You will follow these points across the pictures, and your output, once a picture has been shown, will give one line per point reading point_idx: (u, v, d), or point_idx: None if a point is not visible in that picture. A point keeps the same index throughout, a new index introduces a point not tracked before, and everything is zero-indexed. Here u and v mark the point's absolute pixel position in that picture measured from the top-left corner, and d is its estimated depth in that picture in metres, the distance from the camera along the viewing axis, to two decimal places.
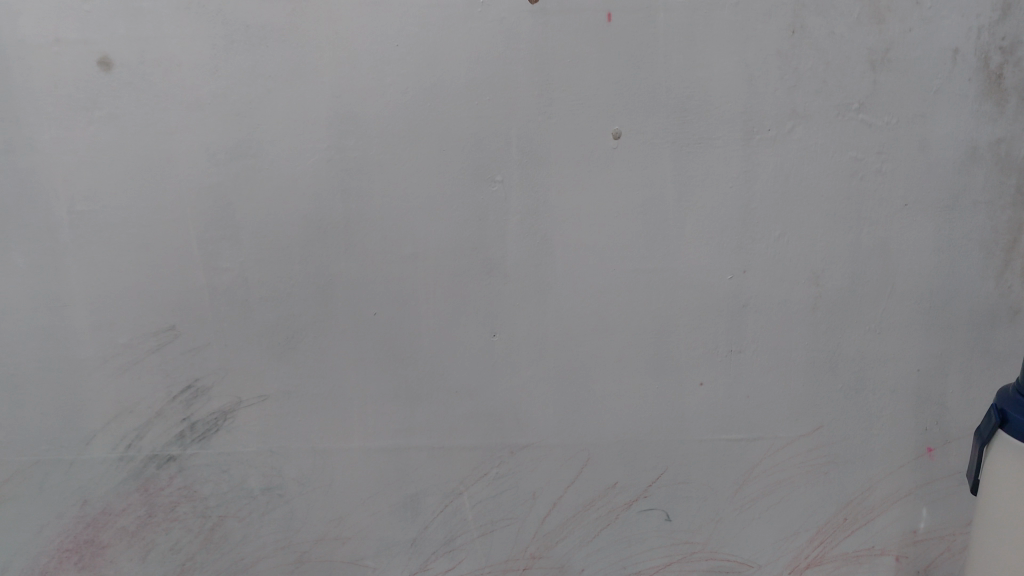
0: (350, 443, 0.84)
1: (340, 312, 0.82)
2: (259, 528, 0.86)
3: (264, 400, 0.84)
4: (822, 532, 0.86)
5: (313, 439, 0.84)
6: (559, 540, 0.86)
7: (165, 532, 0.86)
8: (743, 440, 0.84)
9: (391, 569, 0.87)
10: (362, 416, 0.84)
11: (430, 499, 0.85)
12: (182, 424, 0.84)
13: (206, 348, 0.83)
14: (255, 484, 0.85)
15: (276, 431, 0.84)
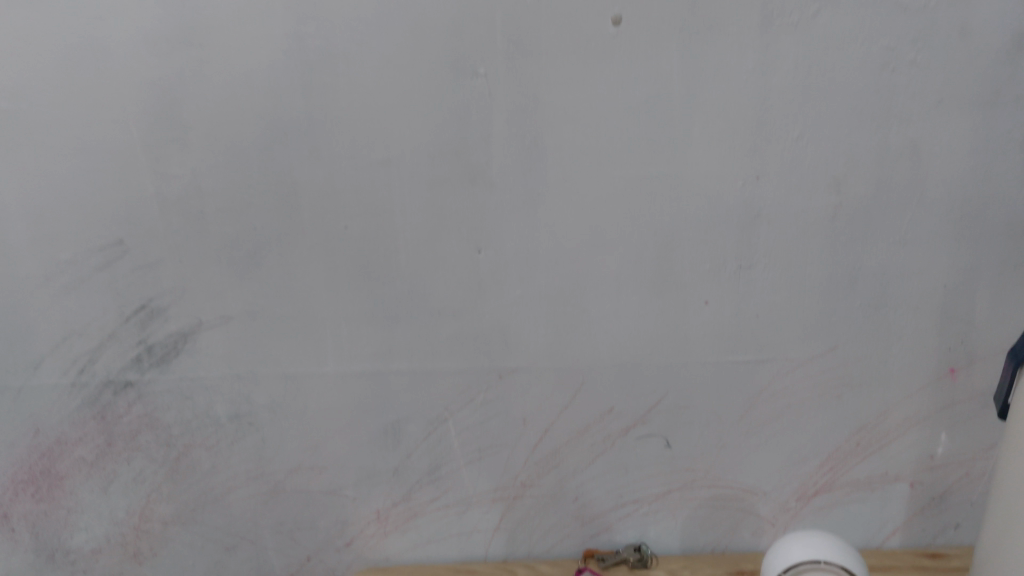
0: (300, 381, 0.72)
1: (287, 229, 0.68)
2: (187, 485, 0.74)
3: (179, 341, 0.70)
4: (832, 458, 0.79)
5: (256, 377, 0.71)
6: (552, 469, 0.78)
7: (73, 498, 0.74)
8: (751, 362, 0.75)
9: (372, 500, 0.76)
10: (320, 347, 0.71)
11: (412, 427, 0.74)
12: (79, 373, 0.71)
13: (101, 281, 0.69)
14: (175, 437, 0.73)
15: (196, 375, 0.71)
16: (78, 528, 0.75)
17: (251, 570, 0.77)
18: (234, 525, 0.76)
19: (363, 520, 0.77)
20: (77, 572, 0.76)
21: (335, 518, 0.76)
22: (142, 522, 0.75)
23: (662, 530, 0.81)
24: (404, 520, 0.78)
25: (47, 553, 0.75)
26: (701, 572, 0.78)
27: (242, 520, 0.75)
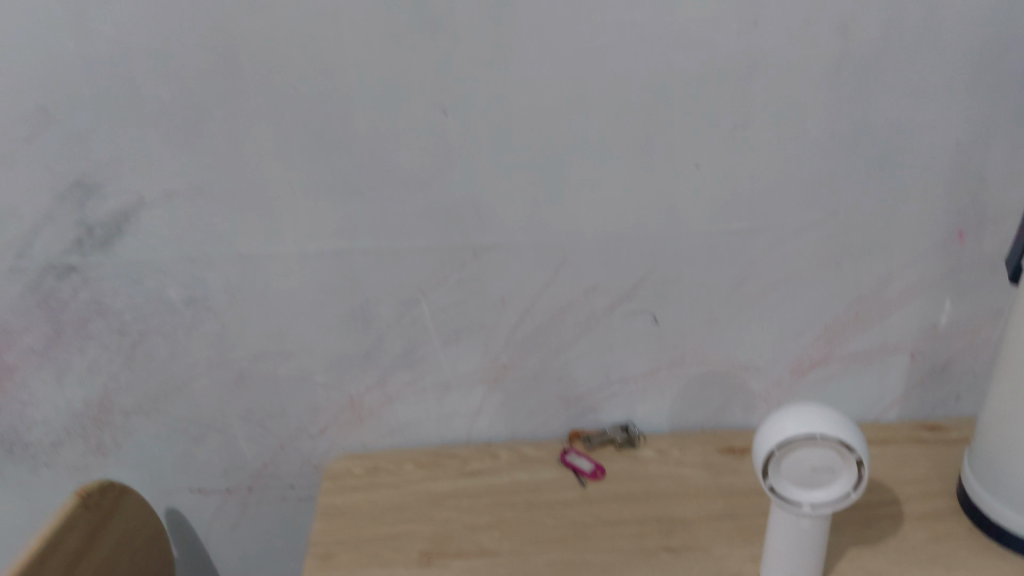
0: (258, 261, 0.67)
1: (223, 95, 0.60)
2: (147, 374, 0.70)
3: (122, 221, 0.64)
4: (829, 331, 0.74)
5: (209, 258, 0.66)
6: (535, 349, 0.73)
7: (25, 393, 0.69)
8: (745, 232, 0.69)
9: (344, 386, 0.72)
10: (275, 224, 0.65)
11: (381, 309, 0.70)
12: (15, 261, 0.65)
13: (23, 162, 0.61)
14: (129, 324, 0.68)
15: (145, 258, 0.66)
16: (34, 422, 0.71)
17: (222, 460, 0.74)
18: (200, 414, 0.72)
19: (335, 407, 0.73)
20: (40, 466, 0.73)
21: (306, 405, 0.73)
22: (102, 414, 0.71)
23: (650, 408, 0.78)
24: (379, 406, 0.74)
25: (6, 447, 0.72)
26: (691, 451, 0.76)
27: (208, 410, 0.72)
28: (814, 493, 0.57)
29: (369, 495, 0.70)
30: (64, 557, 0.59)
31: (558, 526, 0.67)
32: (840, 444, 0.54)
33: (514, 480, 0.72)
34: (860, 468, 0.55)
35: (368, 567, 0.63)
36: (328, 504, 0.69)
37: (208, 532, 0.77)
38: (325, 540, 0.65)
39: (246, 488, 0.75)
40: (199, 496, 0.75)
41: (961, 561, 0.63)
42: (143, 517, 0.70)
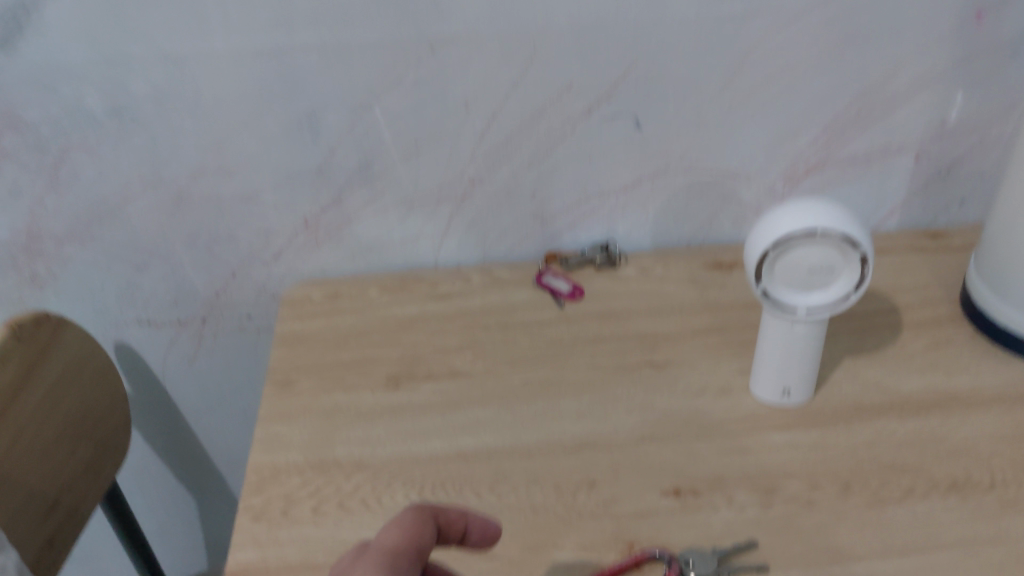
0: (184, 61, 0.58)
1: None
2: (75, 195, 0.63)
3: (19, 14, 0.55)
4: (828, 131, 0.68)
5: (127, 58, 0.58)
6: (506, 160, 0.66)
7: None
8: (740, 16, 0.61)
9: (297, 206, 0.66)
10: (199, 15, 0.56)
11: (331, 116, 0.62)
12: None
13: None
14: (46, 139, 0.60)
15: (53, 59, 0.57)
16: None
17: (171, 290, 0.69)
18: (141, 240, 0.66)
19: (289, 230, 0.67)
20: None
21: (256, 228, 0.66)
22: (32, 242, 0.65)
23: (631, 224, 0.71)
24: (336, 228, 0.68)
25: None
26: (675, 267, 0.70)
27: (149, 235, 0.65)
28: (811, 296, 0.52)
29: (332, 320, 0.64)
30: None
31: (534, 347, 0.63)
32: (842, 240, 0.48)
33: (485, 303, 0.66)
34: (863, 266, 0.50)
35: (332, 393, 0.59)
36: (285, 331, 0.64)
37: (164, 367, 0.72)
38: (284, 367, 0.61)
39: (200, 319, 0.70)
40: (150, 328, 0.70)
41: (960, 366, 0.59)
42: (86, 351, 0.64)
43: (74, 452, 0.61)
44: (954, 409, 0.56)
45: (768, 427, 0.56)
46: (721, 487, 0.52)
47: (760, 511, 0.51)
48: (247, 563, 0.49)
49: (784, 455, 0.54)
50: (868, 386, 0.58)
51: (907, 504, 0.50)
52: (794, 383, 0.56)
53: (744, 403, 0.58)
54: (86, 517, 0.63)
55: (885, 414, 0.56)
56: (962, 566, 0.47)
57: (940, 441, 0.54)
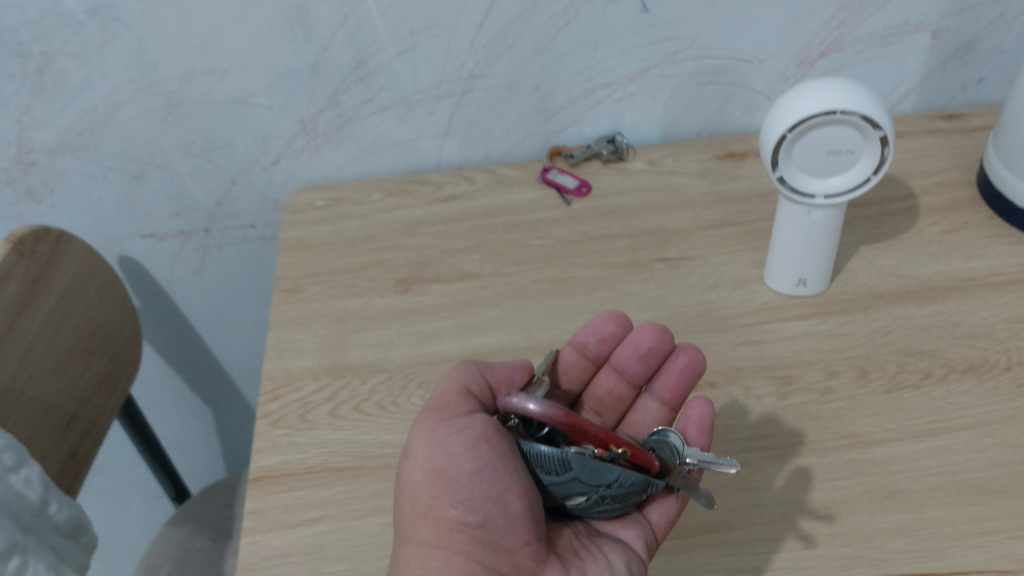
0: None
1: None
2: (58, 107, 0.60)
3: None
4: (845, 9, 0.63)
5: None
6: (504, 51, 0.61)
7: None
8: None
9: (294, 108, 0.62)
10: None
11: (323, 12, 0.57)
12: None
13: None
14: (26, 43, 0.56)
15: None
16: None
17: (172, 200, 0.66)
18: (134, 151, 0.63)
19: (287, 134, 0.64)
20: None
21: (254, 132, 0.63)
22: (23, 155, 0.62)
23: (639, 116, 0.69)
24: (335, 130, 0.64)
25: None
26: (686, 161, 0.68)
27: (142, 143, 0.62)
28: (829, 181, 0.51)
29: (338, 226, 0.64)
30: (5, 307, 0.54)
31: (542, 247, 0.61)
32: (862, 120, 0.47)
33: (491, 204, 0.65)
34: (884, 147, 0.48)
35: (342, 298, 0.58)
36: (290, 239, 0.63)
37: (170, 277, 0.71)
38: (291, 274, 0.60)
39: (203, 230, 0.69)
40: (154, 242, 0.68)
41: (979, 249, 0.58)
42: (91, 265, 0.64)
43: (89, 367, 0.62)
44: (970, 292, 0.55)
45: (784, 317, 0.56)
46: (738, 378, 0.52)
47: (777, 400, 0.51)
48: (270, 469, 0.49)
49: (800, 345, 0.54)
50: (885, 273, 0.58)
51: (924, 388, 0.50)
52: (809, 272, 0.55)
53: (759, 293, 0.57)
54: (105, 432, 0.65)
55: (901, 300, 0.56)
56: (978, 446, 0.47)
57: (957, 325, 0.53)
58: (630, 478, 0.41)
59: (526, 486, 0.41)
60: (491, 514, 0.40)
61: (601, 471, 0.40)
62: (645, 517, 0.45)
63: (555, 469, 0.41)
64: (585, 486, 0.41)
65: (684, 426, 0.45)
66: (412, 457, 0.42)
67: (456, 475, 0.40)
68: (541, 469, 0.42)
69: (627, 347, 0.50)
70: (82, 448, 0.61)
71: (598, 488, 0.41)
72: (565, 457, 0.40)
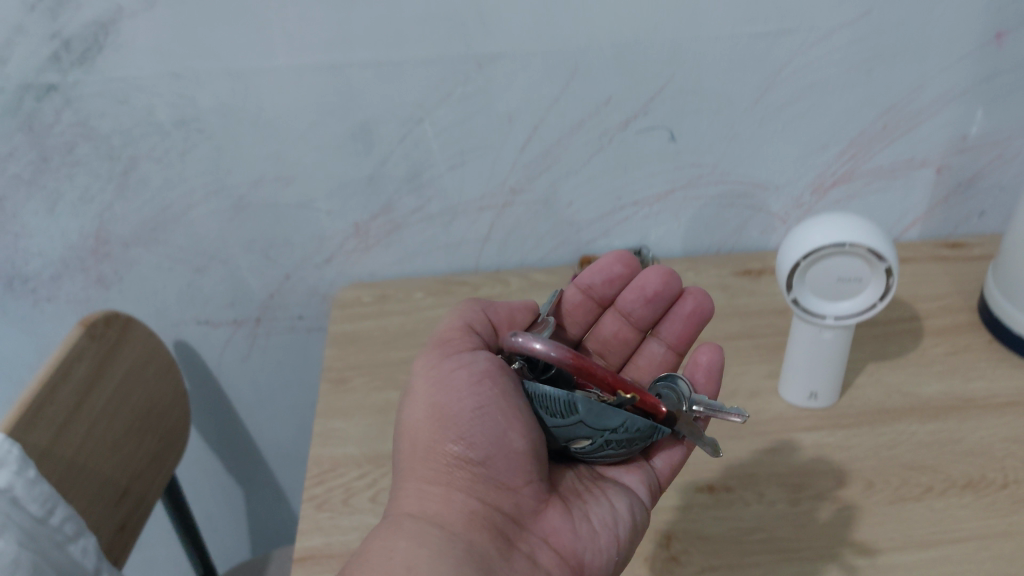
0: (247, 80, 0.60)
1: None
2: (137, 204, 0.66)
3: (96, 40, 0.57)
4: (854, 145, 0.69)
5: (195, 75, 0.59)
6: (543, 170, 0.68)
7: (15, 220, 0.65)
8: (770, 36, 0.62)
9: (349, 213, 0.68)
10: (259, 38, 0.58)
11: (384, 129, 0.64)
12: None
13: None
14: (116, 147, 0.63)
15: (123, 84, 0.60)
16: (30, 254, 0.67)
17: (229, 290, 0.72)
18: (200, 246, 0.68)
19: (340, 236, 0.70)
20: (42, 301, 0.70)
21: (310, 233, 0.69)
22: (99, 246, 0.68)
23: (663, 232, 0.74)
24: (385, 234, 0.70)
25: (4, 281, 0.69)
26: (706, 275, 0.73)
27: (208, 240, 0.68)
28: (840, 305, 0.56)
29: (382, 321, 0.69)
30: (74, 387, 0.59)
31: None
32: (868, 252, 0.52)
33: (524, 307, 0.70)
34: (888, 276, 0.53)
35: (384, 390, 0.63)
36: (338, 332, 0.68)
37: (220, 360, 0.76)
38: (338, 365, 0.65)
39: (254, 319, 0.74)
40: (208, 328, 0.73)
41: (979, 372, 0.63)
42: (150, 347, 0.69)
43: (141, 444, 0.66)
44: (970, 411, 0.59)
45: (796, 427, 0.60)
46: (752, 483, 0.56)
47: (789, 506, 0.54)
48: (314, 548, 0.51)
49: (811, 454, 0.57)
50: (891, 390, 0.62)
51: (926, 500, 0.53)
52: (820, 387, 0.60)
53: (773, 404, 0.61)
54: (153, 505, 0.68)
55: (906, 416, 0.59)
56: (977, 557, 0.49)
57: (957, 442, 0.57)
58: (636, 423, 0.46)
59: (527, 425, 0.45)
60: (493, 453, 0.44)
61: (605, 416, 0.45)
62: (649, 463, 0.51)
63: (562, 412, 0.46)
64: (591, 430, 0.46)
65: (694, 371, 0.53)
66: (418, 392, 0.47)
67: (460, 410, 0.45)
68: (546, 412, 0.46)
69: (634, 290, 0.57)
70: (132, 521, 0.65)
71: (600, 432, 0.46)
72: (572, 402, 0.45)
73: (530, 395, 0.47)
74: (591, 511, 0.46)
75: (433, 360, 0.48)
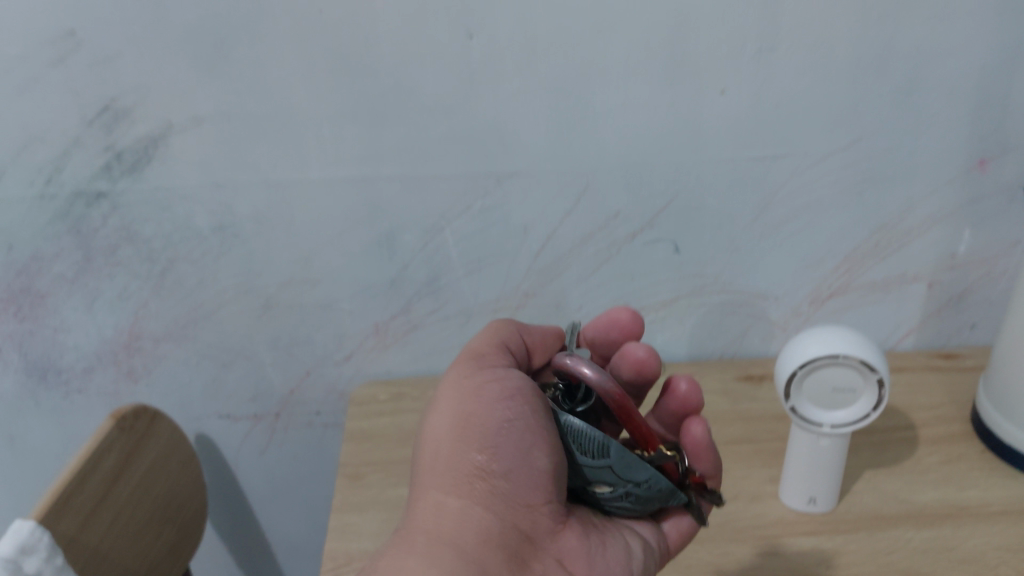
0: (284, 190, 0.65)
1: (248, 23, 0.58)
2: (171, 303, 0.70)
3: (146, 153, 0.63)
4: (849, 260, 0.73)
5: (235, 186, 0.64)
6: (555, 277, 0.72)
7: (55, 315, 0.69)
8: (767, 159, 0.67)
9: (370, 313, 0.72)
10: (297, 153, 0.63)
11: (407, 237, 0.68)
12: (40, 189, 0.64)
13: (51, 97, 0.60)
14: (155, 249, 0.67)
15: (167, 194, 0.64)
16: (65, 348, 0.71)
17: (252, 385, 0.75)
18: (228, 342, 0.72)
19: (361, 335, 0.73)
20: (72, 393, 0.74)
21: (333, 332, 0.73)
22: (132, 341, 0.71)
23: (668, 338, 0.78)
24: (403, 334, 0.74)
25: (39, 373, 0.72)
26: (710, 379, 0.76)
27: (235, 337, 0.72)
28: (836, 413, 0.58)
29: (397, 418, 0.71)
30: (102, 477, 0.62)
31: None
32: (860, 364, 0.55)
33: None
34: (880, 387, 0.56)
35: (397, 485, 0.65)
36: (354, 428, 0.70)
37: (238, 453, 0.79)
38: (353, 461, 0.67)
39: (274, 413, 0.77)
40: (229, 421, 0.76)
41: (973, 481, 0.65)
42: (174, 442, 0.72)
43: (160, 536, 0.68)
44: (965, 519, 0.61)
45: (796, 532, 0.61)
46: None
47: None
48: None
49: (806, 556, 0.59)
50: (889, 497, 0.64)
51: None
52: (819, 492, 0.62)
53: (774, 508, 0.63)
54: None
55: (903, 522, 0.61)
56: None
57: (953, 548, 0.58)
58: (658, 482, 0.48)
59: (553, 444, 0.46)
60: (516, 468, 0.46)
61: (634, 467, 0.47)
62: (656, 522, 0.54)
63: (594, 452, 0.46)
64: (615, 477, 0.47)
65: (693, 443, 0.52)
66: (450, 399, 0.49)
67: (489, 420, 0.47)
68: (579, 450, 0.47)
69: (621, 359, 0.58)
70: None
71: (624, 483, 0.47)
72: (607, 445, 0.46)
73: (563, 426, 0.47)
74: (605, 542, 0.50)
75: (467, 372, 0.51)
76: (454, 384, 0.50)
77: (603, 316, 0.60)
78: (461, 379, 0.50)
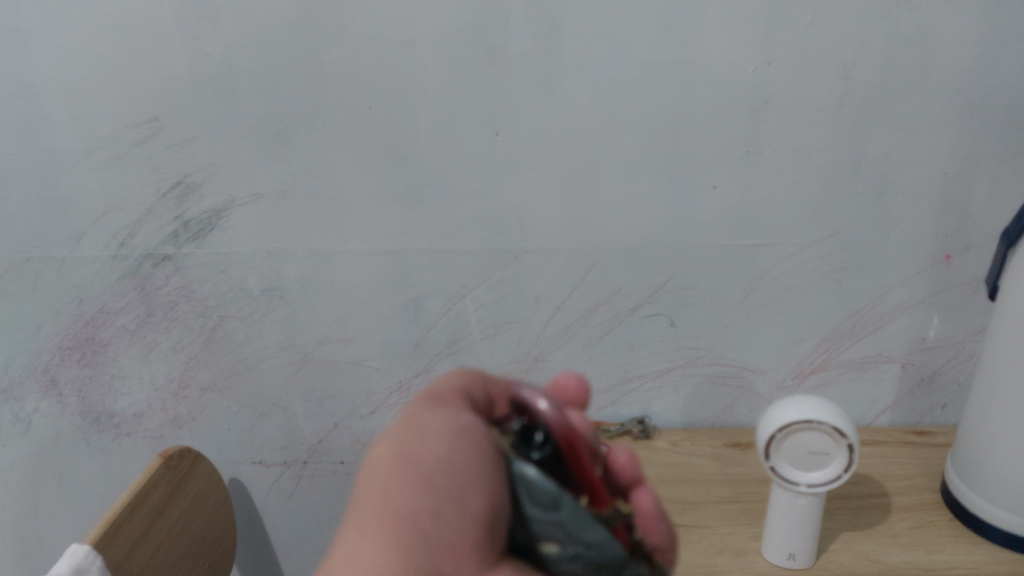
0: (326, 257, 0.74)
1: (308, 116, 0.68)
2: (218, 355, 0.78)
3: (209, 223, 0.72)
4: (829, 339, 0.81)
5: (284, 253, 0.73)
6: (563, 344, 0.80)
7: (116, 362, 0.77)
8: (754, 246, 0.75)
9: (394, 372, 0.80)
10: (340, 225, 0.72)
11: (432, 303, 0.76)
12: (116, 250, 0.73)
13: (135, 172, 0.70)
14: (209, 306, 0.75)
15: (225, 257, 0.73)
16: (120, 393, 0.79)
17: (284, 435, 0.82)
18: (265, 393, 0.80)
19: (385, 391, 0.80)
20: (121, 436, 0.81)
21: (360, 388, 0.80)
22: (180, 388, 0.79)
23: (664, 405, 0.85)
24: None
25: (93, 416, 0.80)
26: (701, 444, 0.83)
27: (272, 389, 0.79)
28: (810, 474, 0.66)
29: None
30: (148, 512, 0.68)
31: None
32: (833, 430, 0.63)
33: None
34: (850, 452, 0.64)
35: None
36: None
37: (266, 496, 0.85)
38: None
39: (301, 461, 0.83)
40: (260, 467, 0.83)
41: (940, 545, 0.71)
42: (212, 482, 0.79)
43: (193, 569, 0.74)
44: None
45: None
46: None
47: None
48: None
49: None
50: (861, 555, 0.70)
51: None
52: (797, 549, 0.67)
53: (756, 562, 0.69)
54: None
55: None
56: None
57: None
58: (614, 550, 0.39)
59: (490, 485, 0.41)
60: (444, 507, 0.43)
61: (589, 526, 0.38)
62: None
63: (545, 504, 0.38)
64: (566, 536, 0.38)
65: None
66: (398, 439, 0.46)
67: (435, 455, 0.44)
68: (529, 498, 0.39)
69: None
70: None
71: (574, 542, 0.38)
72: (559, 498, 0.38)
73: (515, 474, 0.39)
74: None
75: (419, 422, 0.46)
76: (405, 431, 0.46)
77: (550, 386, 0.53)
78: (415, 430, 0.46)
